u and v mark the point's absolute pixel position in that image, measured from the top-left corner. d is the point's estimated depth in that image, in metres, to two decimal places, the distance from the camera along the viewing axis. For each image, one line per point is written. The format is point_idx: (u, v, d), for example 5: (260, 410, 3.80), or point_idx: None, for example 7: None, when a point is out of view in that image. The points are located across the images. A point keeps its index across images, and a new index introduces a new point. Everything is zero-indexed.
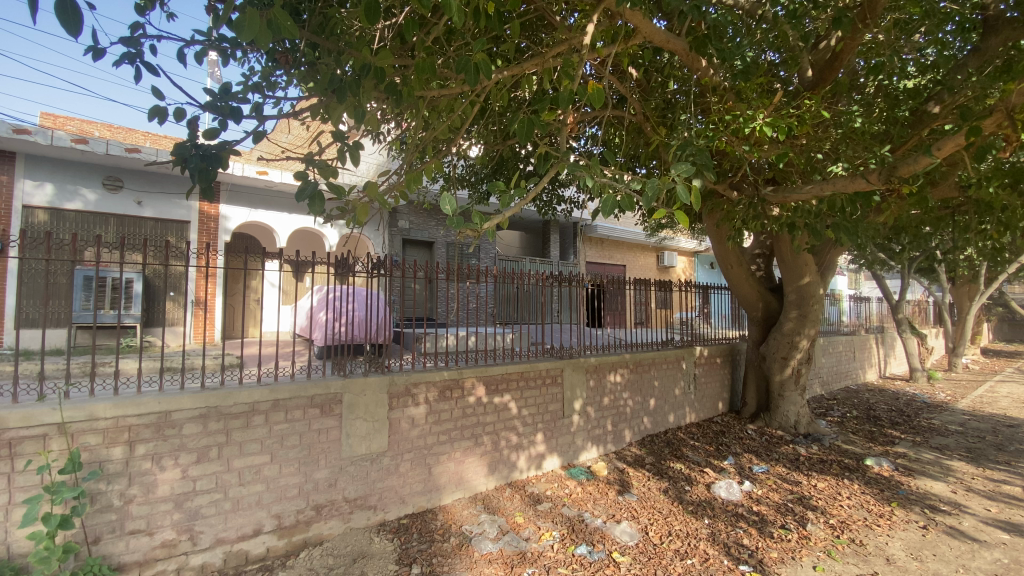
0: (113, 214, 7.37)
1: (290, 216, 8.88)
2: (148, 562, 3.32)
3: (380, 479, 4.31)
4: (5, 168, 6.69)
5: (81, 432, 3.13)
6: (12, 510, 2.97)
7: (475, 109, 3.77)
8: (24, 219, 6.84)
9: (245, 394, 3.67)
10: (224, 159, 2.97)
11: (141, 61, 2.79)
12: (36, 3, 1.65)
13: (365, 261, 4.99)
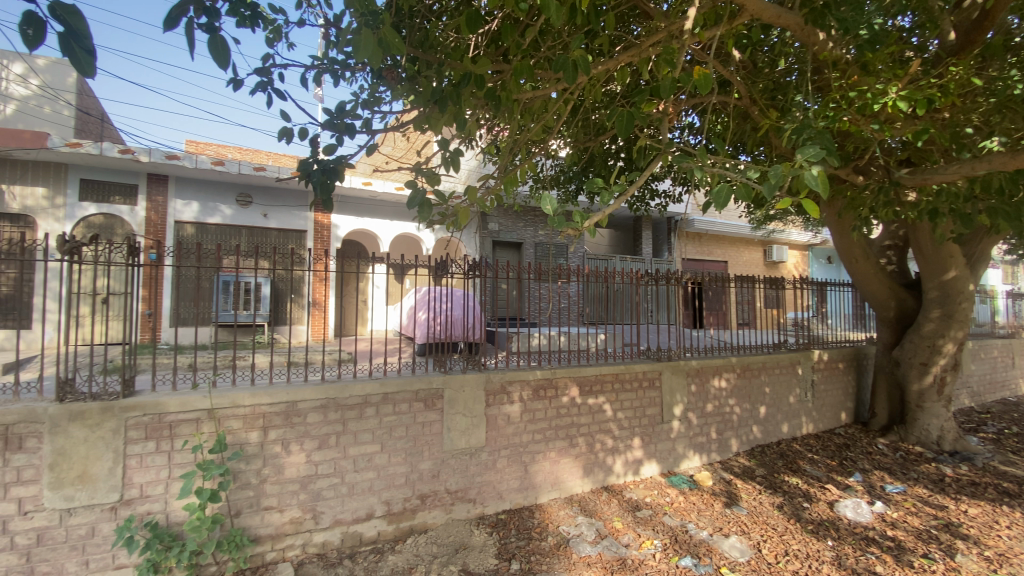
0: (244, 227, 8.36)
1: (392, 222, 9.47)
2: (279, 536, 3.70)
3: (479, 473, 4.43)
4: (162, 189, 7.85)
5: (225, 417, 3.55)
6: (171, 484, 3.40)
7: (570, 107, 3.73)
8: (176, 233, 7.96)
9: (358, 387, 3.96)
10: (340, 171, 3.22)
11: (272, 88, 3.12)
12: (195, 44, 1.90)
13: (460, 262, 5.14)
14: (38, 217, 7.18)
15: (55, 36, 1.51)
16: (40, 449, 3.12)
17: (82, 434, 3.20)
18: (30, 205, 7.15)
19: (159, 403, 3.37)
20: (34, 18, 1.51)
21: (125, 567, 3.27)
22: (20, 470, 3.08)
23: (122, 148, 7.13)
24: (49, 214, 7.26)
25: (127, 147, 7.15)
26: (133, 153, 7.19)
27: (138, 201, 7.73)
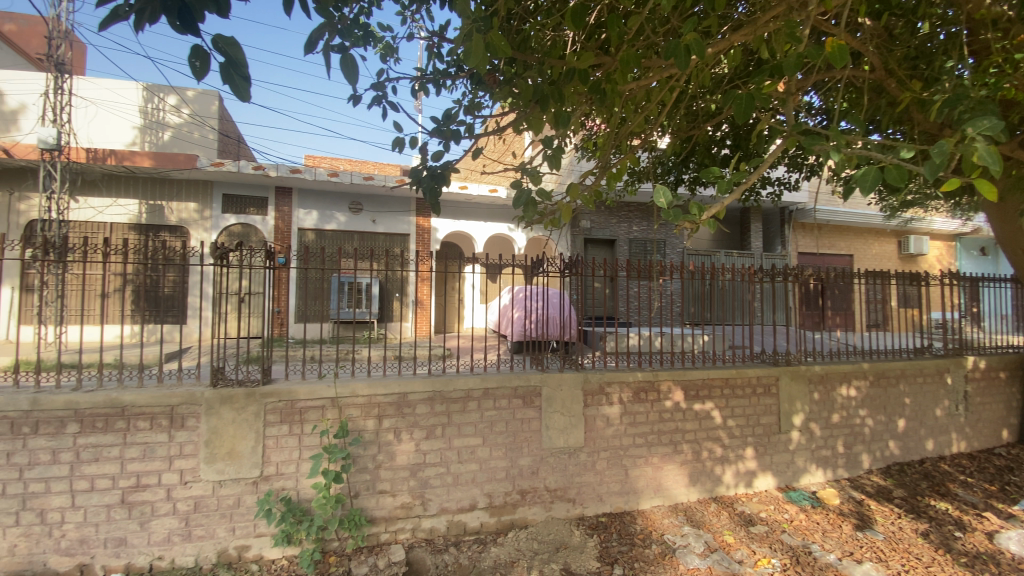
0: (355, 232, 9.08)
1: (487, 223, 9.75)
2: (392, 519, 3.94)
3: (578, 474, 4.39)
4: (287, 200, 8.77)
5: (347, 405, 3.85)
6: (302, 464, 3.75)
7: (674, 95, 3.57)
8: (299, 238, 8.85)
9: (462, 381, 4.11)
10: (447, 176, 3.36)
11: (386, 101, 3.33)
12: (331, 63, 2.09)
13: (555, 261, 5.07)
14: (191, 227, 8.34)
15: (220, 68, 1.71)
16: (198, 427, 3.55)
17: (230, 416, 3.61)
18: (185, 217, 8.32)
19: (292, 391, 3.73)
20: (202, 52, 1.72)
21: (264, 536, 3.65)
22: (182, 445, 3.52)
23: (255, 165, 8.05)
24: (199, 225, 8.39)
25: (259, 164, 8.05)
26: (264, 169, 8.09)
27: (268, 212, 8.69)
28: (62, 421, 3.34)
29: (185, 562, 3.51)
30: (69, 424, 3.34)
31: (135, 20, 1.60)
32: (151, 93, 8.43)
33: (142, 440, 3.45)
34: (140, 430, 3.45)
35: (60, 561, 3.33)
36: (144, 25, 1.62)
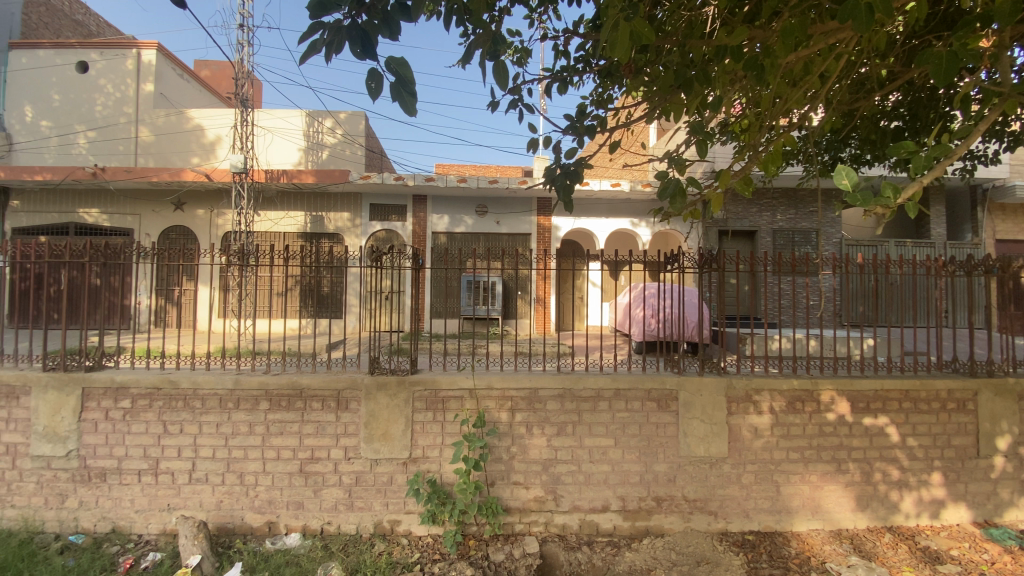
0: (482, 234, 9.53)
1: (610, 220, 9.55)
2: (526, 511, 4.04)
3: (721, 485, 4.09)
4: (422, 207, 9.48)
5: (483, 397, 4.03)
6: (445, 449, 4.00)
7: (841, 63, 3.16)
8: (433, 241, 9.52)
9: (593, 380, 4.05)
10: (581, 172, 3.33)
11: (522, 104, 3.41)
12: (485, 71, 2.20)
13: (690, 256, 4.58)
14: (345, 234, 9.43)
15: (392, 87, 1.86)
16: (358, 410, 3.97)
17: (384, 401, 3.99)
18: (340, 225, 9.44)
19: (435, 381, 4.00)
20: (376, 74, 1.89)
21: (412, 513, 3.96)
22: (346, 424, 3.97)
23: (395, 176, 8.85)
24: (351, 231, 9.45)
25: (399, 174, 8.83)
26: (403, 179, 8.85)
27: (406, 218, 9.50)
28: (256, 399, 3.95)
29: (348, 529, 3.93)
30: (261, 402, 3.95)
31: (326, 51, 1.81)
32: (312, 118, 9.69)
33: (315, 419, 3.96)
34: (314, 410, 3.96)
35: (254, 517, 3.93)
36: (333, 57, 1.83)
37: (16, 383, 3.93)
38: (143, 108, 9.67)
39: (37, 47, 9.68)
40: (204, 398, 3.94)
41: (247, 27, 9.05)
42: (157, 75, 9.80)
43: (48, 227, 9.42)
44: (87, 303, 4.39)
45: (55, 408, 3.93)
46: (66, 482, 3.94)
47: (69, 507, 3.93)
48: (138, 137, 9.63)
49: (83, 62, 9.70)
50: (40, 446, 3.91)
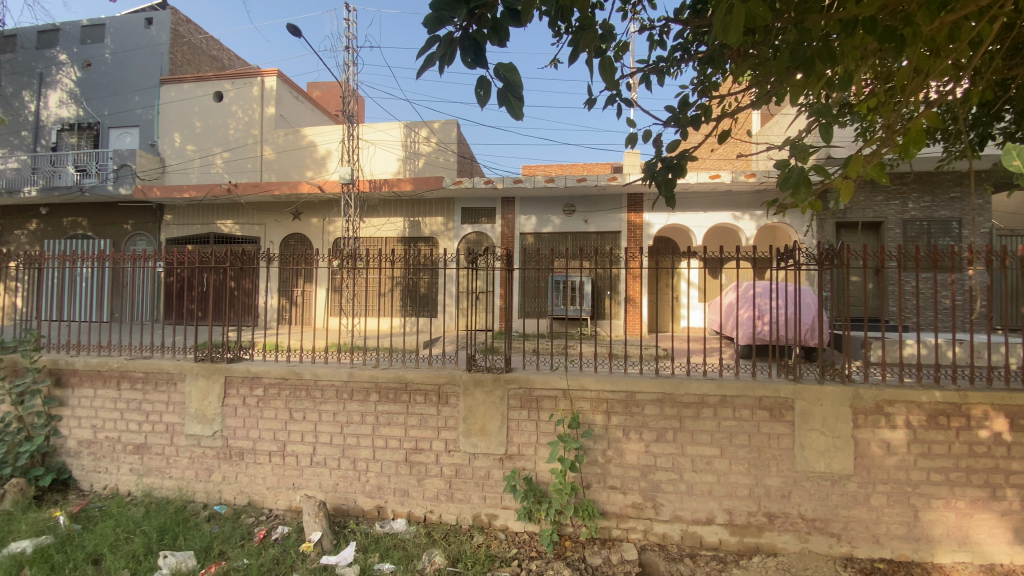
0: (570, 233, 9.49)
1: (707, 215, 9.06)
2: (623, 516, 3.94)
3: (843, 505, 3.71)
4: (511, 208, 9.65)
5: (578, 399, 3.99)
6: (540, 449, 4.02)
7: (1001, 26, 2.72)
8: (521, 241, 9.65)
9: (696, 385, 3.86)
10: (684, 166, 3.19)
11: (620, 99, 3.33)
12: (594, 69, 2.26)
13: (808, 253, 4.10)
14: (439, 237, 9.87)
15: (499, 93, 1.90)
16: (458, 405, 4.13)
17: (482, 397, 4.10)
18: (435, 229, 9.90)
19: (530, 380, 4.04)
20: (485, 81, 1.96)
21: (509, 509, 4.04)
22: (447, 418, 4.14)
23: (486, 180, 9.14)
24: (445, 235, 9.87)
25: (489, 178, 9.11)
26: (493, 182, 9.10)
27: (496, 220, 9.72)
28: (367, 391, 4.26)
29: (448, 520, 4.10)
30: (371, 394, 4.25)
31: (441, 64, 1.90)
32: (409, 128, 10.28)
33: (419, 412, 4.18)
34: (417, 403, 4.18)
35: (365, 501, 4.24)
36: (447, 67, 1.92)
37: (173, 371, 4.58)
38: (267, 130, 10.86)
39: (183, 82, 11.25)
40: (323, 388, 4.33)
41: (352, 48, 9.82)
42: (277, 99, 10.95)
43: (193, 237, 10.91)
44: (225, 302, 5.04)
45: (203, 394, 4.53)
46: (211, 458, 4.51)
47: (214, 480, 4.50)
48: (262, 156, 10.83)
49: (218, 92, 11.11)
50: (193, 425, 4.53)
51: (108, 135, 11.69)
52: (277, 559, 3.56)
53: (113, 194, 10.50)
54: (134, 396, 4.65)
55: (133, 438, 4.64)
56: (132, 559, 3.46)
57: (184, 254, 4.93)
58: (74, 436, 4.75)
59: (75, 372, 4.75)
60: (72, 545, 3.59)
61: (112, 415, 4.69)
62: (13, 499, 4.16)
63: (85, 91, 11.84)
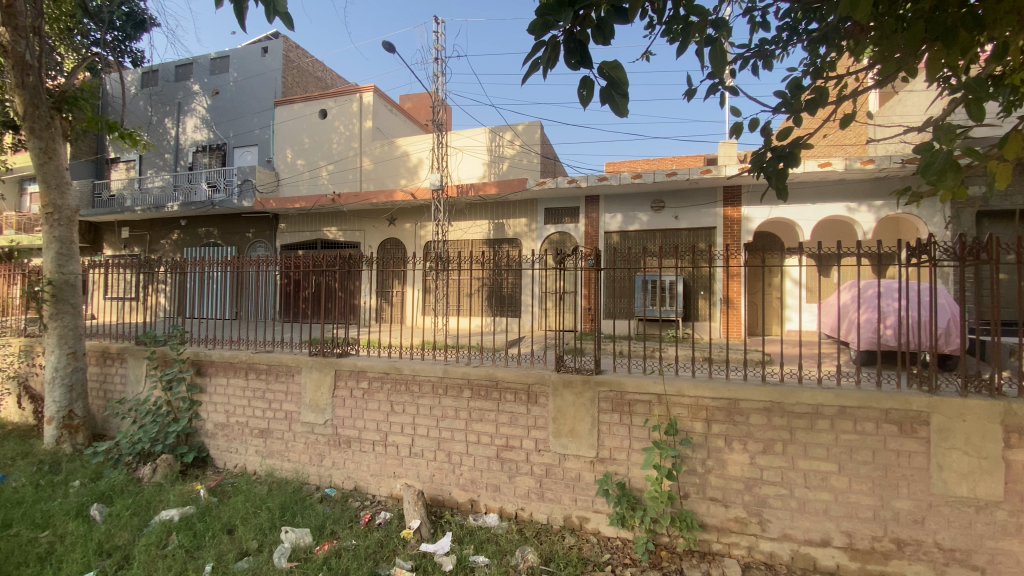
0: (659, 230, 9.15)
1: (816, 207, 8.31)
2: (724, 530, 3.72)
3: (992, 537, 3.23)
4: (595, 207, 9.51)
5: (674, 404, 3.83)
6: (633, 454, 3.91)
7: None
8: (606, 240, 9.47)
9: (809, 394, 3.54)
10: (798, 155, 2.97)
11: (724, 88, 3.22)
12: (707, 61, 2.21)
13: (944, 247, 3.56)
14: (523, 239, 9.98)
15: (603, 92, 1.89)
16: (547, 405, 4.14)
17: (571, 398, 4.07)
18: (519, 231, 10.03)
19: (621, 383, 3.94)
20: (588, 81, 1.95)
21: (601, 513, 3.97)
22: (537, 418, 4.17)
23: (569, 179, 9.03)
24: (529, 236, 9.96)
25: (572, 177, 8.99)
26: (576, 182, 8.96)
27: (580, 219, 9.63)
28: (460, 387, 4.41)
29: (540, 519, 4.13)
30: (464, 390, 4.39)
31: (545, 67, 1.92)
32: (494, 133, 10.50)
33: (509, 410, 4.25)
34: (508, 401, 4.25)
35: (459, 494, 4.39)
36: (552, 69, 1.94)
37: (291, 364, 5.07)
38: (364, 142, 11.66)
39: (294, 103, 12.42)
40: (420, 382, 4.55)
41: (441, 59, 10.25)
42: (374, 113, 11.72)
43: (303, 243, 12.01)
44: (329, 301, 5.45)
45: (316, 385, 4.96)
46: (323, 444, 4.93)
47: (325, 465, 4.91)
48: (361, 167, 11.64)
49: (323, 110, 12.13)
50: (307, 413, 4.98)
51: (233, 154, 13.21)
52: (381, 543, 3.77)
53: (238, 207, 11.86)
54: (259, 385, 5.20)
55: (259, 423, 5.20)
56: (260, 532, 3.83)
57: (294, 258, 5.40)
58: (211, 419, 5.41)
59: (211, 363, 5.42)
60: (211, 515, 4.02)
61: (241, 402, 5.29)
62: (164, 472, 4.80)
63: (214, 116, 13.48)
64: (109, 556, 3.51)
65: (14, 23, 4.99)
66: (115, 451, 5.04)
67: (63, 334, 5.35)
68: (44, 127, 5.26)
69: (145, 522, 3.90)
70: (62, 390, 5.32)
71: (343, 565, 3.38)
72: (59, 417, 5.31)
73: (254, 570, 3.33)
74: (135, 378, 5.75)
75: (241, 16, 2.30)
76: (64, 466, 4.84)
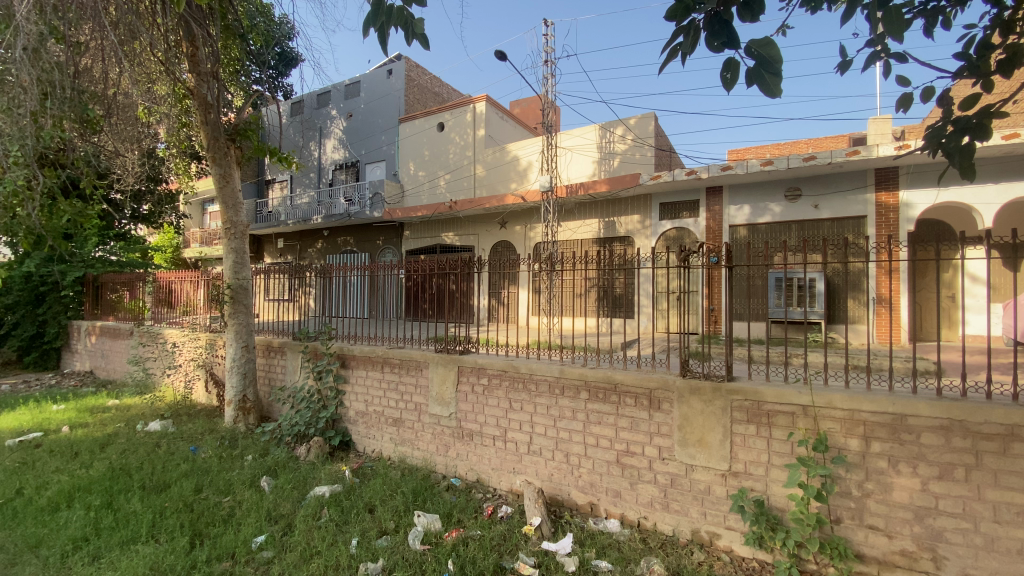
0: (795, 222, 8.25)
1: (999, 188, 7.00)
2: (887, 564, 3.23)
3: None
4: (718, 200, 8.88)
5: (823, 417, 3.41)
6: (773, 469, 3.55)
7: None
8: (731, 235, 8.78)
9: (1001, 412, 2.94)
10: (989, 125, 2.47)
11: (887, 55, 2.82)
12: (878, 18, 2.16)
13: None
14: (636, 236, 9.64)
15: (752, 70, 1.94)
16: (672, 412, 3.93)
17: (699, 406, 3.81)
18: (631, 228, 9.72)
19: (758, 392, 3.60)
20: (733, 64, 2.02)
21: (734, 530, 3.66)
22: (660, 424, 3.98)
23: (688, 171, 8.48)
24: (642, 233, 9.60)
25: (691, 168, 8.41)
26: (696, 173, 8.38)
27: (700, 213, 9.06)
28: (577, 388, 4.38)
29: (665, 529, 3.93)
30: (581, 391, 4.35)
31: (683, 54, 2.09)
32: (605, 129, 10.30)
33: (630, 414, 4.11)
34: (628, 405, 4.12)
35: (579, 496, 4.36)
36: (688, 56, 2.10)
37: (420, 359, 5.45)
38: (478, 149, 12.15)
39: (415, 118, 13.38)
40: (537, 381, 4.60)
41: (550, 61, 10.33)
42: (486, 120, 12.15)
43: (424, 248, 12.88)
44: (448, 303, 5.64)
45: (442, 379, 5.27)
46: (448, 436, 5.22)
47: (450, 455, 5.19)
48: (475, 174, 12.13)
49: (440, 122, 12.89)
50: (434, 406, 5.31)
51: (365, 169, 14.62)
52: (505, 536, 3.88)
53: (370, 217, 13.09)
54: (392, 378, 5.67)
55: (392, 412, 5.66)
56: (396, 513, 4.15)
57: (417, 262, 5.73)
58: (353, 407, 6.03)
59: (353, 357, 6.03)
60: (355, 494, 4.46)
61: (378, 392, 5.80)
62: (317, 452, 5.45)
63: (349, 136, 15.04)
64: (277, 521, 4.05)
65: (199, 71, 5.99)
66: (278, 432, 5.83)
67: (239, 330, 6.32)
68: (223, 156, 6.25)
69: (302, 495, 4.43)
70: (238, 377, 6.29)
71: (471, 553, 3.52)
72: (236, 400, 6.28)
73: (393, 549, 3.61)
74: (293, 368, 6.60)
75: (383, 40, 2.55)
76: (240, 442, 5.69)
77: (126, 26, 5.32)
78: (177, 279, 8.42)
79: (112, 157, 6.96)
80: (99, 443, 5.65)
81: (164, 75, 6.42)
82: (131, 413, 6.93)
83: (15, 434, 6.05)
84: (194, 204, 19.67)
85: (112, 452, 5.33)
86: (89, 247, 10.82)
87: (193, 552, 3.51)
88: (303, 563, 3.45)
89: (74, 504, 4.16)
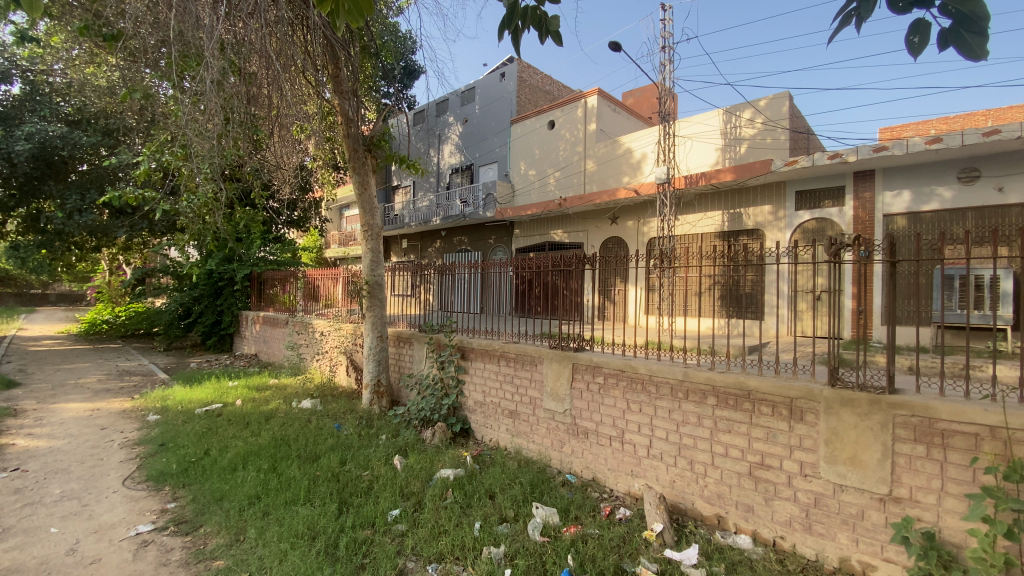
0: (971, 208, 6.97)
1: None
2: None
3: None
4: (868, 185, 7.79)
5: (1018, 441, 2.84)
6: (947, 498, 3.04)
7: None
8: (886, 226, 7.67)
9: None
10: None
11: None
12: None
13: None
14: (767, 229, 8.85)
15: (947, 32, 1.73)
16: (818, 424, 3.52)
17: (852, 420, 3.38)
18: (761, 220, 8.93)
19: (930, 407, 3.09)
20: (922, 26, 1.79)
21: (895, 564, 3.19)
22: (802, 437, 3.59)
23: (831, 154, 7.52)
24: (774, 226, 8.77)
25: (835, 152, 7.47)
26: (841, 156, 7.41)
27: (845, 202, 8.03)
28: (704, 393, 4.12)
29: (806, 553, 3.55)
30: (709, 397, 4.08)
31: (859, 18, 1.84)
32: (730, 114, 9.54)
33: (766, 424, 3.77)
34: (764, 414, 3.78)
35: (704, 506, 4.11)
36: (867, 20, 1.84)
37: (535, 355, 5.56)
38: (590, 144, 11.96)
39: (528, 119, 13.56)
40: (657, 383, 4.44)
41: (668, 47, 9.83)
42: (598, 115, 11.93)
43: (535, 246, 13.10)
44: (556, 300, 5.55)
45: (556, 375, 5.31)
46: (563, 432, 5.26)
47: (566, 451, 5.22)
48: (586, 170, 11.99)
49: (551, 120, 12.91)
50: (549, 401, 5.38)
51: (480, 171, 15.24)
52: (624, 538, 3.80)
53: (484, 217, 13.63)
54: (509, 370, 5.84)
55: (509, 405, 5.83)
56: (515, 503, 4.27)
57: (529, 259, 5.74)
58: (472, 397, 6.33)
59: (472, 349, 6.33)
60: (477, 480, 4.67)
61: (495, 384, 6.02)
62: (440, 437, 5.83)
63: (465, 141, 15.78)
64: (409, 497, 4.40)
65: (341, 89, 6.70)
66: (407, 415, 6.35)
67: (375, 322, 6.94)
68: (361, 165, 6.91)
69: (430, 476, 4.76)
70: (374, 364, 6.94)
71: (590, 551, 3.50)
72: (373, 384, 6.95)
73: (514, 536, 3.74)
74: (420, 358, 7.12)
75: (517, 40, 2.63)
76: (375, 423, 6.28)
77: (284, 54, 6.07)
78: (323, 276, 9.51)
79: (274, 170, 8.05)
80: (264, 416, 6.61)
81: (314, 96, 7.26)
82: (289, 392, 8.03)
83: (203, 404, 7.28)
84: (334, 210, 22.14)
85: (275, 424, 6.20)
86: (254, 249, 12.66)
87: (341, 517, 3.95)
88: (432, 539, 3.70)
89: (247, 466, 4.90)
